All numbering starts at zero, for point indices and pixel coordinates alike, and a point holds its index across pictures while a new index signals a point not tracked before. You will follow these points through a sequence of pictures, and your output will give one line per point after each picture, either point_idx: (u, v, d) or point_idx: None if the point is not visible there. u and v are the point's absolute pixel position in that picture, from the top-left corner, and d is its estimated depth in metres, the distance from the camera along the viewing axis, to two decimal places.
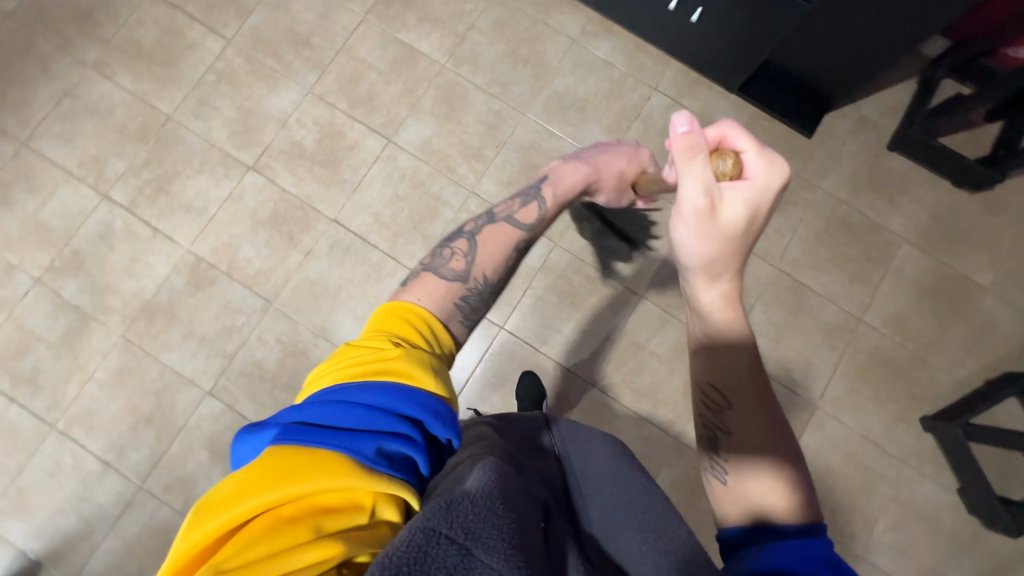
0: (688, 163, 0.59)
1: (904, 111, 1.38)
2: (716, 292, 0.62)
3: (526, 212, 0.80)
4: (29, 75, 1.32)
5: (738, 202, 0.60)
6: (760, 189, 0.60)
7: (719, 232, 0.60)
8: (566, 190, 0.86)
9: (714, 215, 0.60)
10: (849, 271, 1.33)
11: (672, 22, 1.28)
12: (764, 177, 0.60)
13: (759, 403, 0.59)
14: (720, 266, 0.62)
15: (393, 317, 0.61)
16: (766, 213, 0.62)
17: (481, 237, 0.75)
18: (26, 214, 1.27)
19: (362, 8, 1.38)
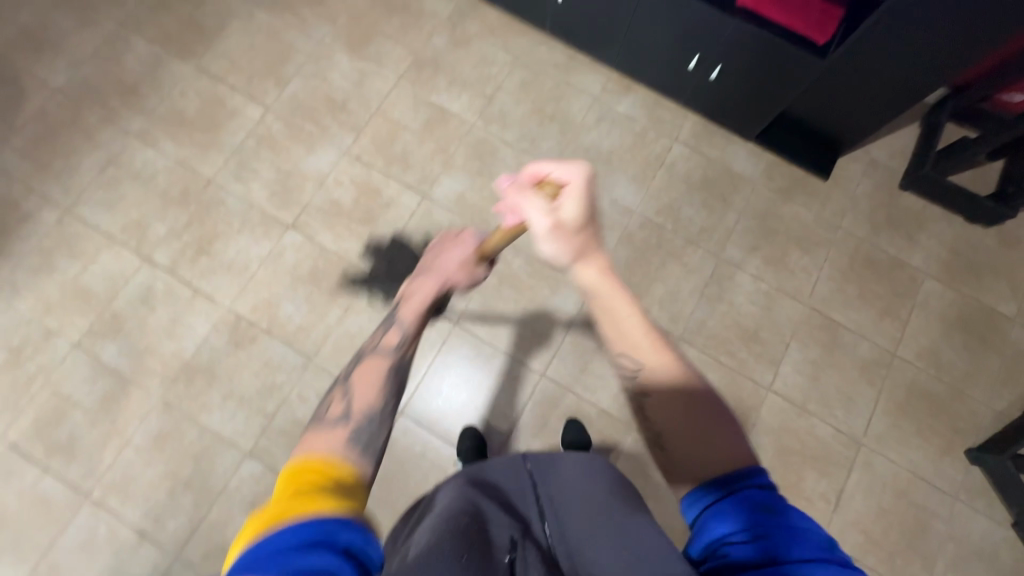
0: (517, 200, 0.64)
1: (910, 154, 1.46)
2: (601, 284, 0.61)
3: (385, 339, 0.73)
4: (75, 145, 1.36)
5: (569, 202, 0.62)
6: (578, 182, 0.63)
7: (577, 232, 0.62)
8: (420, 301, 0.78)
9: (565, 221, 0.62)
10: (878, 307, 1.36)
11: (692, 79, 1.36)
12: (574, 174, 0.63)
13: (671, 364, 0.58)
14: (589, 267, 0.62)
15: (291, 471, 0.52)
16: (590, 207, 0.64)
17: (350, 377, 0.69)
18: (67, 279, 1.28)
19: (395, 73, 1.46)
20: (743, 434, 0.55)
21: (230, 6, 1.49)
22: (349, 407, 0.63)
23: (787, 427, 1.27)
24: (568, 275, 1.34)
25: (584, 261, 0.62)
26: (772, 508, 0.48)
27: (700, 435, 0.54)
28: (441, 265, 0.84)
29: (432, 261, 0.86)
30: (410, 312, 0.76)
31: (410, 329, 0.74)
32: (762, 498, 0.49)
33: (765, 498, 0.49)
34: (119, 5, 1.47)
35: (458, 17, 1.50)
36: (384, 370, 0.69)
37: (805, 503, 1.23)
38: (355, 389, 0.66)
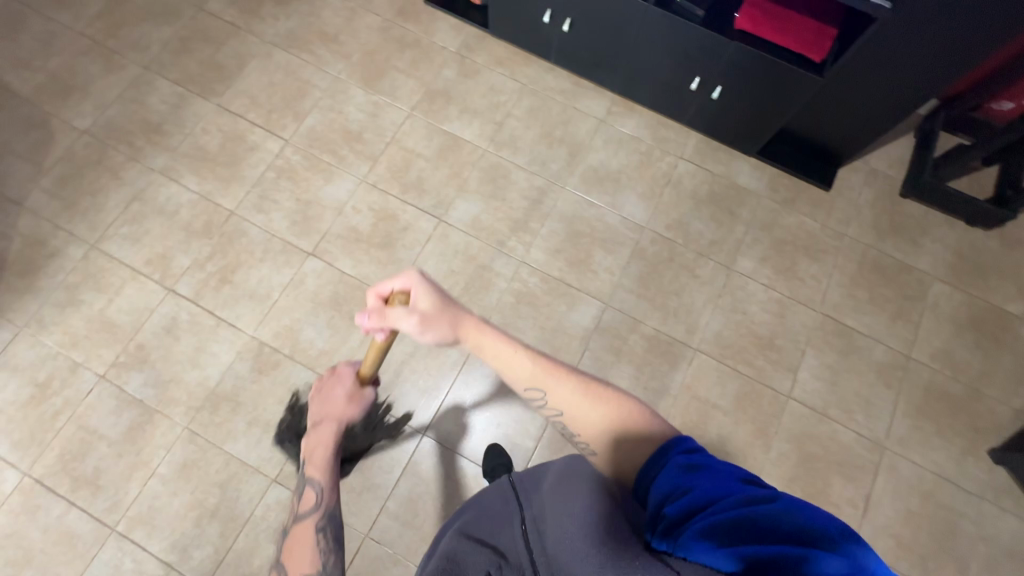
0: (384, 318, 0.69)
1: (908, 163, 1.51)
2: (483, 338, 0.69)
3: (304, 501, 0.82)
4: (101, 183, 1.41)
5: (416, 297, 0.70)
6: (415, 283, 0.70)
7: (443, 312, 0.69)
8: (321, 455, 0.84)
9: (428, 312, 0.69)
10: (889, 311, 1.38)
11: (693, 99, 1.41)
12: (407, 279, 0.71)
13: (558, 378, 0.65)
14: (467, 331, 0.70)
15: None
16: (443, 297, 0.71)
17: (285, 551, 0.78)
18: (93, 312, 1.30)
19: (408, 105, 1.52)
20: (641, 402, 0.62)
21: (248, 48, 1.56)
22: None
23: (810, 433, 1.28)
24: (584, 291, 1.36)
25: (461, 327, 0.70)
26: (694, 465, 0.53)
27: (605, 419, 0.61)
28: (327, 410, 0.84)
29: (316, 407, 0.86)
30: (317, 471, 0.83)
31: (322, 481, 0.82)
32: (685, 462, 0.53)
33: (688, 460, 0.54)
34: (143, 51, 1.54)
35: (466, 51, 1.58)
36: (313, 528, 0.79)
37: (833, 509, 1.23)
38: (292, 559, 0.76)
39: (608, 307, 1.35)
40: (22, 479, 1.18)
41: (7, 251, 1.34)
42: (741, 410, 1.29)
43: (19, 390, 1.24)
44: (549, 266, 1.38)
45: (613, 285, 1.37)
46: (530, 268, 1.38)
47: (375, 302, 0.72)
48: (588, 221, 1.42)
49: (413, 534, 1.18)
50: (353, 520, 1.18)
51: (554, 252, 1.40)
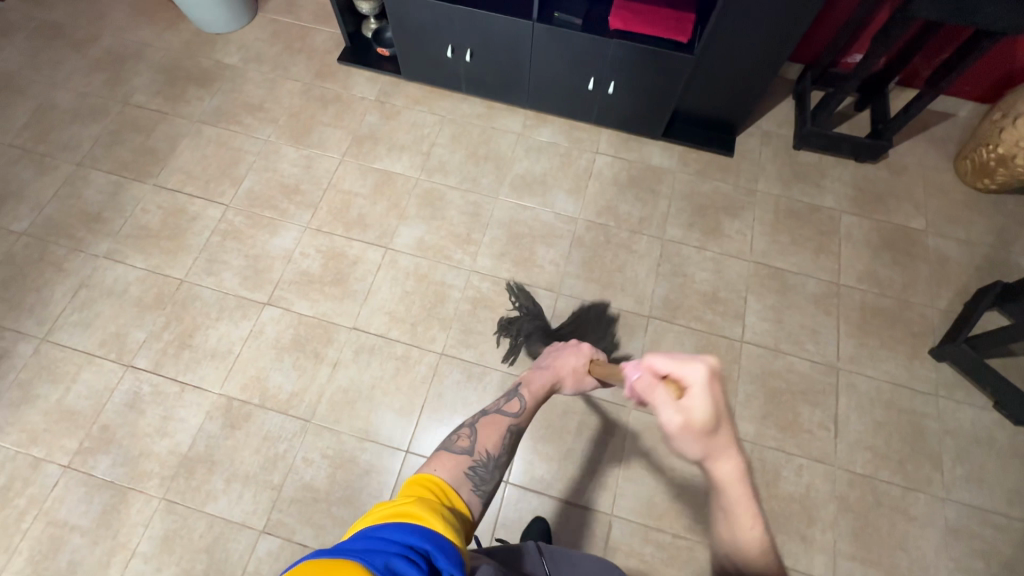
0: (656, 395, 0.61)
1: (793, 119, 1.69)
2: (729, 487, 0.61)
3: (510, 405, 0.89)
4: (45, 279, 1.42)
5: (700, 407, 0.59)
6: (705, 392, 0.59)
7: (710, 443, 0.59)
8: (538, 387, 0.94)
9: (698, 433, 0.59)
10: (812, 247, 1.51)
11: (594, 99, 1.56)
12: (697, 379, 0.60)
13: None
14: (720, 470, 0.60)
15: (415, 479, 0.67)
16: (724, 432, 0.59)
17: (479, 424, 0.84)
18: (50, 404, 1.28)
19: (339, 152, 1.62)
20: None
21: (178, 129, 1.64)
22: (478, 445, 0.79)
23: (770, 369, 1.35)
24: (535, 285, 1.44)
25: (717, 465, 0.60)
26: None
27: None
28: (562, 365, 0.99)
29: (556, 361, 1.00)
30: (528, 393, 0.91)
31: (528, 401, 0.90)
32: None
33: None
34: (74, 150, 1.60)
35: (384, 96, 1.71)
36: (506, 426, 0.85)
37: (809, 435, 1.29)
38: (483, 433, 0.82)
39: (560, 295, 1.43)
40: None
41: None
42: None
43: None
44: (497, 269, 1.46)
45: (561, 274, 1.45)
46: (480, 274, 1.45)
47: (662, 372, 0.62)
48: (526, 222, 1.52)
49: None
50: None
51: (500, 256, 1.48)
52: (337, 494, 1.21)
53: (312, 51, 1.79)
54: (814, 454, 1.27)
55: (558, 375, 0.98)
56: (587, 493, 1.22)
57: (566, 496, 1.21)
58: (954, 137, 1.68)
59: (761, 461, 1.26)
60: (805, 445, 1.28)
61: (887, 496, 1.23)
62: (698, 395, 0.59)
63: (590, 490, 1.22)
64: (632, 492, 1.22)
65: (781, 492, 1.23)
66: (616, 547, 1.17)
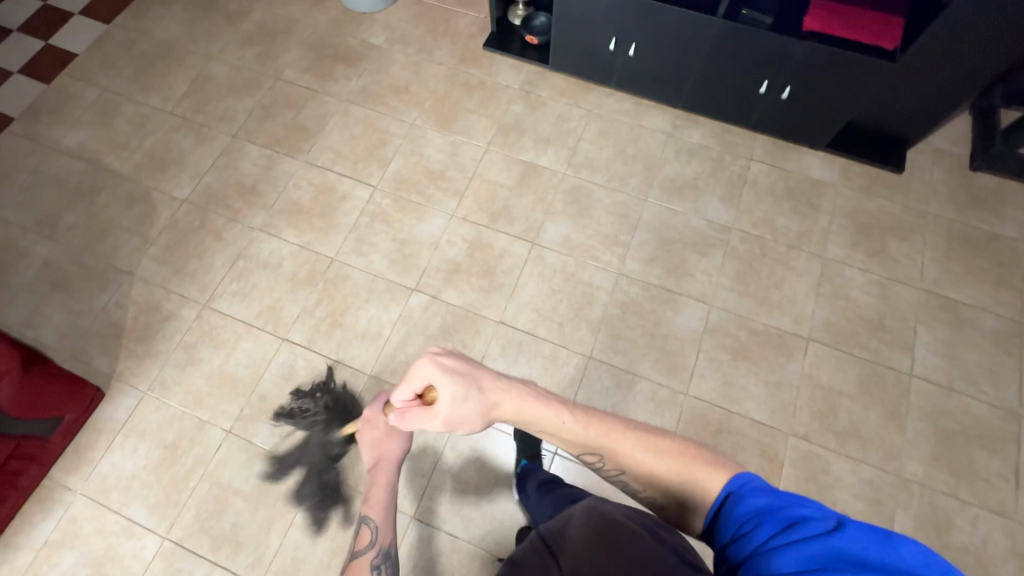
0: (422, 411, 0.76)
1: (969, 138, 1.55)
2: (520, 412, 0.77)
3: (362, 542, 0.96)
4: (206, 246, 1.47)
5: (446, 391, 0.74)
6: (438, 371, 0.75)
7: (474, 398, 0.75)
8: (377, 497, 0.99)
9: (463, 399, 0.74)
10: (989, 280, 1.39)
11: (761, 102, 1.48)
12: (428, 369, 0.75)
13: (604, 436, 0.76)
14: (500, 412, 0.76)
15: None
16: (471, 387, 0.75)
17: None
18: (213, 369, 1.33)
19: (484, 141, 1.59)
20: (677, 437, 0.75)
21: (327, 107, 1.65)
22: None
23: (941, 408, 1.26)
24: (687, 295, 1.39)
25: (492, 408, 0.76)
26: (789, 522, 0.58)
27: (666, 468, 0.71)
28: (384, 451, 1.01)
29: (375, 444, 1.01)
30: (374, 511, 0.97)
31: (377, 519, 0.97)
32: None
33: (747, 511, 0.62)
34: (229, 121, 1.64)
35: (530, 86, 1.67)
36: (369, 566, 0.94)
37: (985, 484, 1.20)
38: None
39: (713, 308, 1.37)
40: (163, 543, 1.18)
41: (124, 319, 1.39)
42: (868, 395, 1.28)
43: (150, 453, 1.25)
44: (647, 275, 1.41)
45: (713, 286, 1.40)
46: (629, 278, 1.41)
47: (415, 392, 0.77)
48: (676, 228, 1.47)
49: None
50: (498, 550, 1.17)
51: (649, 261, 1.43)
52: (485, 488, 1.21)
53: (456, 35, 1.76)
54: (992, 506, 1.18)
55: (387, 461, 1.01)
56: None
57: None
58: None
59: (932, 505, 1.18)
60: (981, 494, 1.19)
61: None
62: (441, 378, 0.75)
63: None
64: None
65: (954, 541, 1.15)
66: None
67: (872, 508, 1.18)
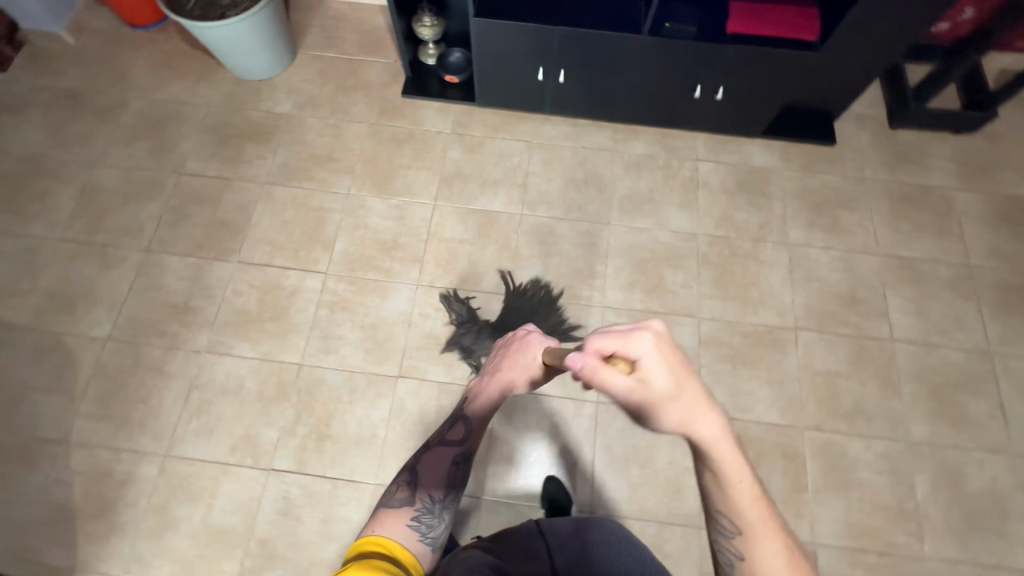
0: (608, 373, 0.59)
1: (883, 99, 1.63)
2: (711, 449, 0.60)
3: (451, 434, 0.97)
4: (148, 387, 1.28)
5: (647, 372, 0.59)
6: (657, 356, 0.59)
7: (670, 402, 0.59)
8: (481, 405, 0.99)
9: (656, 399, 0.59)
10: (933, 231, 1.48)
11: (697, 105, 1.48)
12: (645, 346, 0.59)
13: (767, 532, 0.62)
14: (696, 438, 0.60)
15: (366, 540, 0.75)
16: (671, 395, 0.59)
17: (421, 463, 0.93)
18: (196, 527, 1.17)
19: (430, 197, 1.50)
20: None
21: (247, 195, 1.49)
22: (418, 492, 0.87)
23: (925, 365, 1.33)
24: (673, 313, 1.37)
25: (696, 426, 0.59)
26: None
27: None
28: (506, 371, 0.97)
29: (506, 353, 1.00)
30: (472, 419, 0.98)
31: (471, 430, 0.98)
32: None
33: None
34: (137, 235, 1.43)
35: (461, 127, 1.58)
36: (449, 458, 0.94)
37: (979, 427, 1.27)
38: (424, 475, 0.91)
39: (702, 320, 1.37)
40: None
41: (71, 497, 1.19)
42: (860, 370, 1.32)
43: None
44: (630, 302, 1.38)
45: (695, 297, 1.39)
46: (614, 309, 1.37)
47: (607, 351, 0.61)
48: (646, 247, 1.45)
49: None
50: None
51: (628, 286, 1.40)
52: None
53: (369, 87, 1.64)
54: (990, 446, 1.26)
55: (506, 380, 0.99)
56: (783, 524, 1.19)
57: None
58: None
59: (941, 462, 1.24)
60: (978, 438, 1.26)
61: None
62: (651, 363, 0.59)
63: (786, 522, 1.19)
64: (826, 517, 1.19)
65: (968, 489, 1.22)
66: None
67: (892, 480, 1.23)
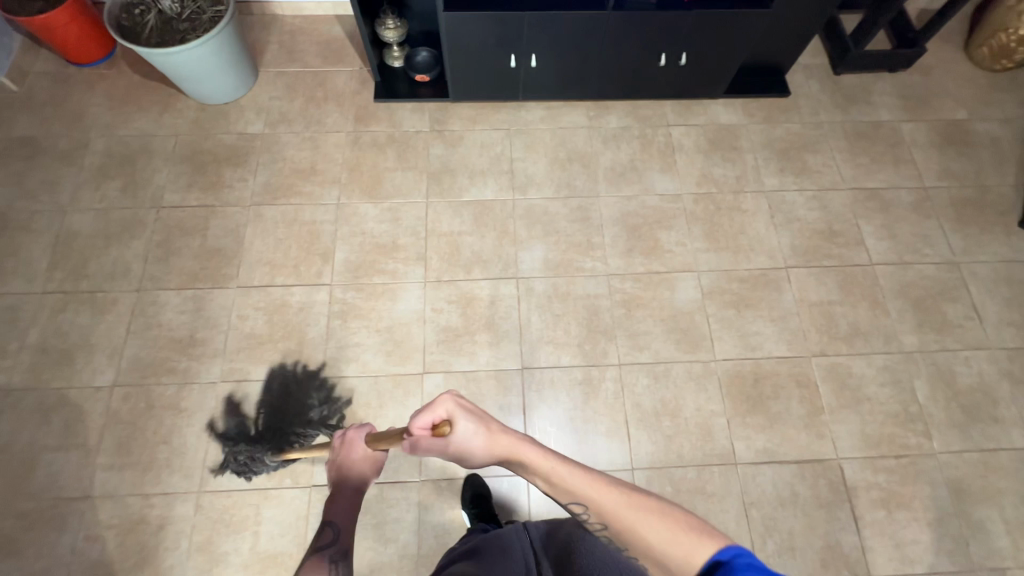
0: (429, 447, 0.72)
1: (823, 49, 1.76)
2: (521, 452, 0.71)
3: (321, 539, 0.75)
4: (168, 426, 1.24)
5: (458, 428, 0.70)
6: (456, 409, 0.71)
7: (483, 439, 0.71)
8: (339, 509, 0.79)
9: (475, 444, 0.71)
10: (889, 161, 1.61)
11: (663, 73, 1.55)
12: (447, 405, 0.71)
13: (603, 491, 0.67)
14: (506, 453, 0.71)
15: None
16: (479, 437, 0.71)
17: None
18: (246, 556, 1.14)
19: (421, 195, 1.51)
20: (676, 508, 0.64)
21: (234, 219, 1.46)
22: None
23: (905, 282, 1.45)
24: (673, 271, 1.44)
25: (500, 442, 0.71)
26: None
27: (651, 533, 0.62)
28: (354, 468, 0.83)
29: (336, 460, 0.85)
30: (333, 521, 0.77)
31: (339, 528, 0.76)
32: None
33: None
34: (125, 275, 1.38)
35: (440, 124, 1.61)
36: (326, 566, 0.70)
37: (961, 329, 1.40)
38: None
39: (701, 274, 1.44)
40: None
41: (107, 552, 1.14)
42: (850, 295, 1.43)
43: None
44: (631, 267, 1.44)
45: (691, 253, 1.46)
46: (618, 276, 1.43)
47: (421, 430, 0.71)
48: (637, 213, 1.51)
49: None
50: None
51: (627, 252, 1.46)
52: None
53: (340, 97, 1.63)
54: (973, 344, 1.38)
55: (354, 474, 0.83)
56: (808, 446, 1.27)
57: (792, 456, 1.26)
58: (961, 27, 1.80)
59: (935, 366, 1.35)
60: (961, 338, 1.39)
61: None
62: (457, 415, 0.71)
63: (811, 444, 1.27)
64: (845, 432, 1.28)
65: (962, 385, 1.34)
66: (855, 485, 1.24)
67: (896, 389, 1.33)
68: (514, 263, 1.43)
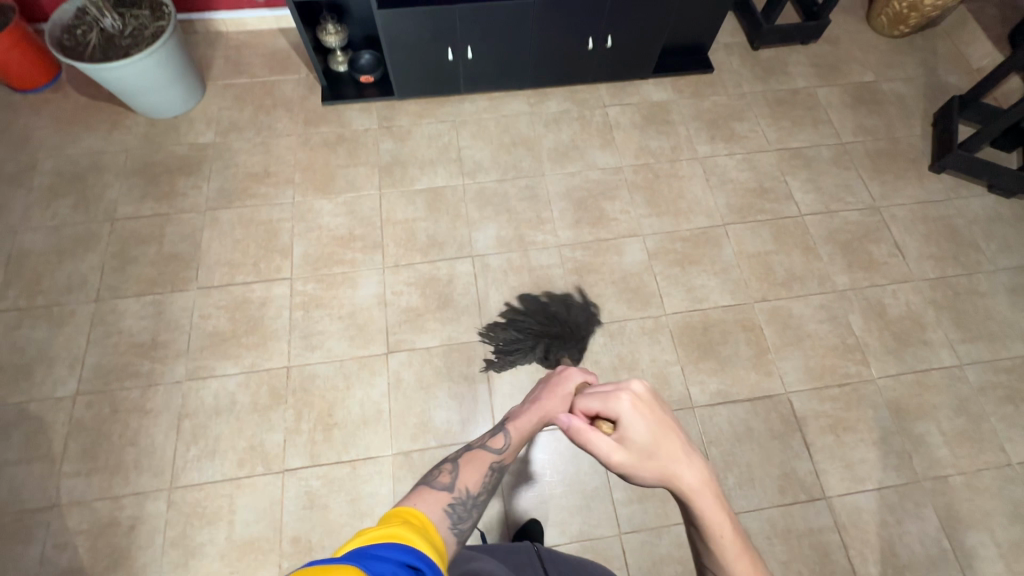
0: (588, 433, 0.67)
1: (740, 29, 1.91)
2: (695, 495, 0.64)
3: (493, 440, 0.74)
4: (135, 428, 1.24)
5: (632, 429, 0.65)
6: (633, 409, 0.66)
7: (651, 463, 0.64)
8: (524, 420, 0.77)
9: (639, 461, 0.64)
10: (809, 122, 1.74)
11: (593, 56, 1.65)
12: (620, 403, 0.67)
13: None
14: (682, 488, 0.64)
15: (397, 511, 0.56)
16: (650, 464, 0.64)
17: (461, 459, 0.71)
18: (223, 546, 1.15)
19: (374, 187, 1.56)
20: None
21: (190, 224, 1.48)
22: (458, 483, 0.66)
23: (833, 228, 1.56)
24: (619, 237, 1.52)
25: (681, 475, 0.64)
26: None
27: None
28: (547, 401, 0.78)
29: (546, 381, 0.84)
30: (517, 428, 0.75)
31: (516, 438, 0.74)
32: None
33: None
34: (82, 288, 1.38)
35: (387, 120, 1.67)
36: (489, 464, 0.71)
37: (886, 265, 1.51)
38: (467, 468, 0.69)
39: (646, 237, 1.52)
40: None
41: (78, 557, 1.13)
42: (784, 244, 1.53)
43: None
44: (580, 236, 1.52)
45: (635, 219, 1.55)
46: (569, 246, 1.50)
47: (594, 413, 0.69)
48: (581, 187, 1.59)
49: (643, 510, 1.21)
50: (600, 530, 1.19)
51: (576, 224, 1.54)
52: (557, 486, 1.23)
53: (288, 103, 1.69)
54: (898, 278, 1.49)
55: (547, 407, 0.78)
56: (758, 384, 1.35)
57: (745, 394, 1.33)
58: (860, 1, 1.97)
59: (866, 301, 1.46)
60: (888, 274, 1.50)
61: (960, 286, 1.49)
62: (625, 414, 0.66)
63: (761, 382, 1.35)
64: (791, 368, 1.37)
65: (892, 316, 1.44)
66: (804, 415, 1.32)
67: (835, 325, 1.43)
68: (469, 242, 1.49)
